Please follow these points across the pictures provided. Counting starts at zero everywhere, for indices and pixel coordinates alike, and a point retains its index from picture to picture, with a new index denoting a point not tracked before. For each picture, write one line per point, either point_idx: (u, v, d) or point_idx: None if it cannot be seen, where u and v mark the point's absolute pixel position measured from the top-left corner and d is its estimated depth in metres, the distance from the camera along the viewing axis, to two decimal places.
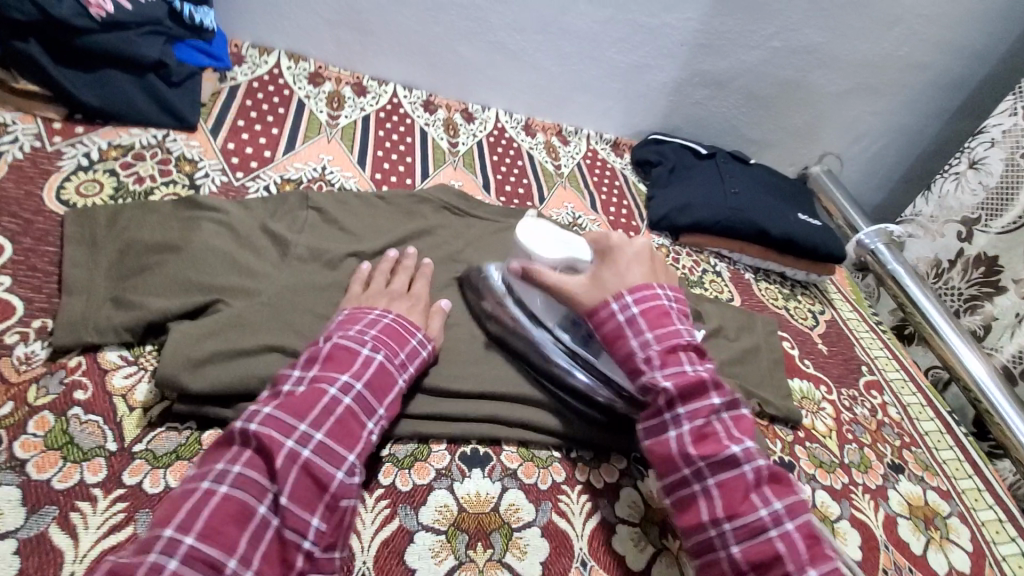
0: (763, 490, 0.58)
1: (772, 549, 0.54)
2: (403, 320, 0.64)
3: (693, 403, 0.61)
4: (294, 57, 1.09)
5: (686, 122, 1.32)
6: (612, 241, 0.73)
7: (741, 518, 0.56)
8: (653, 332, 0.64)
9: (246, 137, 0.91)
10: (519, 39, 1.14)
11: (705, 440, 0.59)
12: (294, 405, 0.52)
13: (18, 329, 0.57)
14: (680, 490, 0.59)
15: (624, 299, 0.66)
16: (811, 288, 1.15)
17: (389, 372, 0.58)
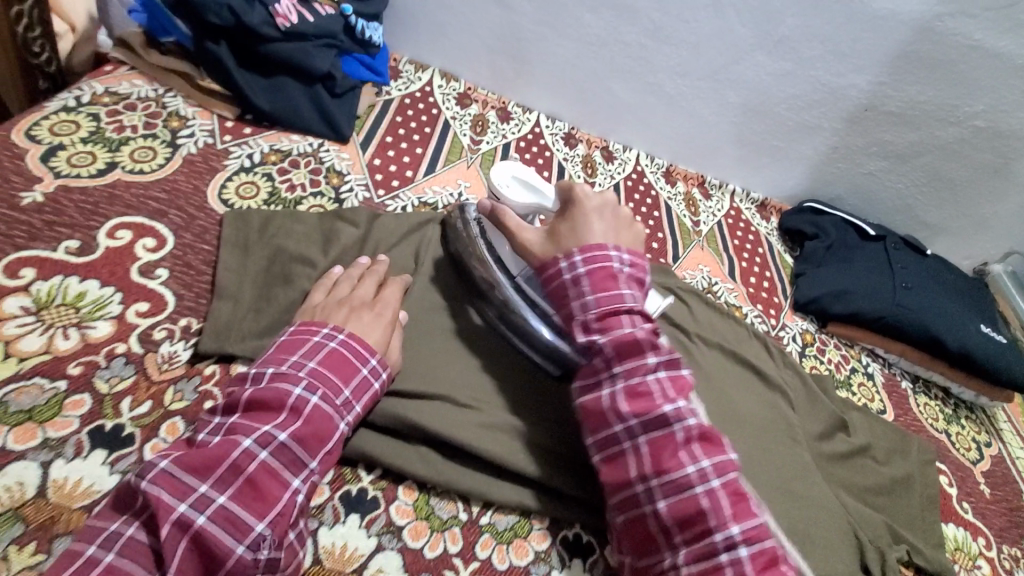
0: (692, 447, 0.54)
1: (696, 505, 0.52)
2: (354, 345, 0.56)
3: (628, 363, 0.57)
4: (446, 76, 1.10)
5: (849, 193, 1.18)
6: (575, 192, 0.67)
7: (672, 473, 0.53)
8: (594, 294, 0.60)
9: (392, 154, 0.91)
10: (680, 84, 1.06)
11: (637, 397, 0.55)
12: (197, 461, 0.45)
13: (166, 326, 0.58)
14: (610, 448, 0.56)
15: (573, 258, 0.61)
16: (977, 413, 0.97)
17: (325, 417, 0.50)
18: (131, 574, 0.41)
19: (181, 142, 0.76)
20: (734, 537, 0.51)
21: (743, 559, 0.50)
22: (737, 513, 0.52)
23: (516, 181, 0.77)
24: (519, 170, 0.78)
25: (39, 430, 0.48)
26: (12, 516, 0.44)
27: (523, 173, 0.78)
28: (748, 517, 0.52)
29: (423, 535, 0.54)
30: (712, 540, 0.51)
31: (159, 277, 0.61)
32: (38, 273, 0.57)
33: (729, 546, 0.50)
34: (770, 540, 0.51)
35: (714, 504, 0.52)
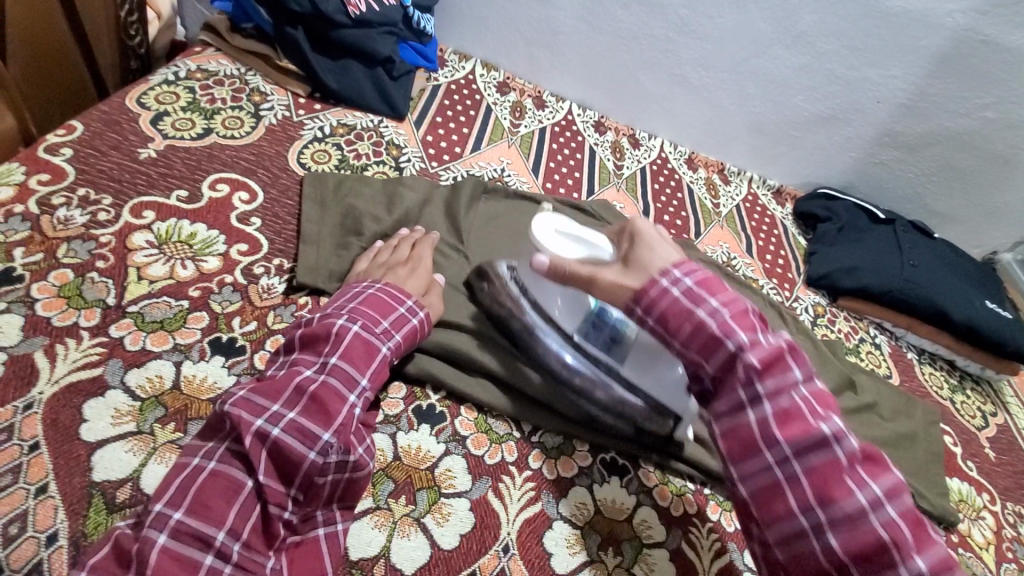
0: (818, 407, 0.52)
1: (838, 470, 0.49)
2: (389, 289, 0.62)
3: (756, 347, 0.54)
4: (486, 66, 1.19)
5: (861, 181, 1.25)
6: (638, 224, 0.66)
7: (809, 440, 0.50)
8: (713, 296, 0.57)
9: (442, 132, 1.01)
10: (704, 75, 1.15)
11: (767, 368, 0.52)
12: (268, 386, 0.51)
13: (263, 263, 0.67)
14: (734, 422, 0.53)
15: (673, 273, 0.59)
16: (983, 385, 1.03)
17: (370, 345, 0.56)
18: (233, 476, 0.47)
19: (263, 113, 0.86)
20: (879, 497, 0.48)
21: (892, 518, 0.47)
22: (871, 474, 0.50)
23: (564, 235, 0.68)
24: (562, 223, 0.69)
25: (170, 336, 0.58)
26: (155, 401, 0.53)
27: (568, 227, 0.69)
28: (883, 474, 0.50)
29: (483, 445, 0.62)
30: (856, 502, 0.48)
31: (254, 224, 0.71)
32: (158, 215, 0.67)
33: (877, 507, 0.47)
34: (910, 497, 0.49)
35: (850, 466, 0.49)
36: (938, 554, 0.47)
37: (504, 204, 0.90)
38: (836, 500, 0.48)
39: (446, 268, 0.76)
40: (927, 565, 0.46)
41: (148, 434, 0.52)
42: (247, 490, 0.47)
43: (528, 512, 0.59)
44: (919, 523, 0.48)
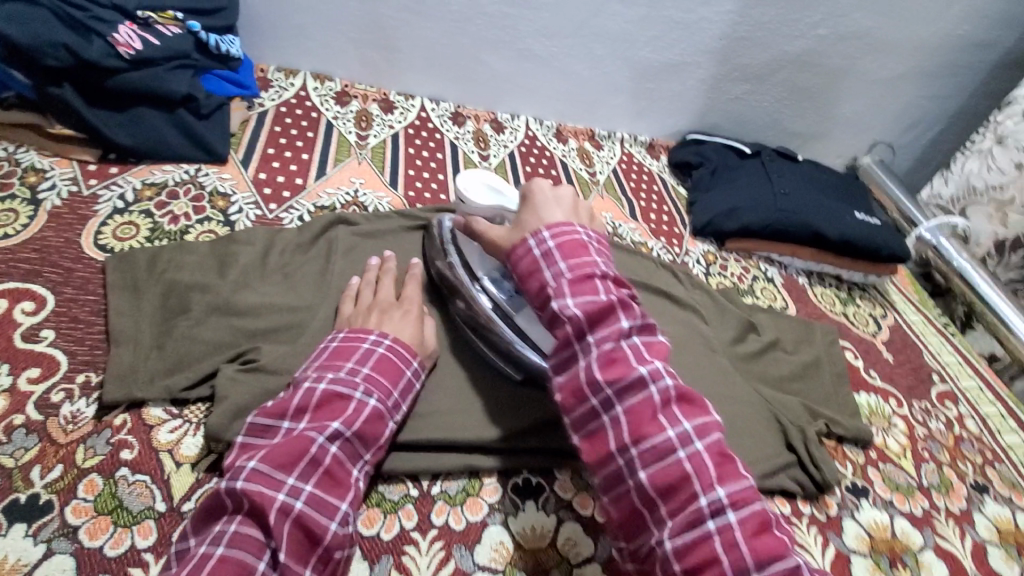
0: (673, 410, 0.47)
1: (652, 408, 0.47)
2: (398, 349, 0.60)
3: (584, 299, 0.50)
4: (319, 77, 1.09)
5: (724, 119, 1.26)
6: (536, 196, 0.61)
7: (629, 382, 0.47)
8: (566, 261, 0.52)
9: (277, 165, 0.89)
10: (548, 45, 1.10)
11: (613, 364, 0.48)
12: (280, 455, 0.49)
13: (63, 386, 0.56)
14: (589, 423, 0.49)
15: (541, 234, 0.55)
16: (870, 290, 1.07)
17: (381, 415, 0.55)
18: (246, 560, 0.44)
19: (42, 196, 0.72)
20: (687, 432, 0.46)
21: (699, 452, 0.46)
22: (685, 413, 0.48)
23: (488, 189, 0.78)
24: (490, 177, 0.79)
25: None
26: None
27: (494, 181, 0.79)
28: (697, 414, 0.48)
29: (376, 520, 0.55)
30: (666, 437, 0.46)
31: (45, 339, 0.58)
32: None
33: (685, 441, 0.46)
34: (759, 501, 0.45)
35: (696, 466, 0.45)
36: (742, 486, 0.45)
37: (370, 239, 0.81)
38: (632, 396, 0.47)
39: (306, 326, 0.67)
40: (728, 497, 0.44)
41: None
42: (261, 575, 0.44)
43: None
44: (725, 456, 0.47)
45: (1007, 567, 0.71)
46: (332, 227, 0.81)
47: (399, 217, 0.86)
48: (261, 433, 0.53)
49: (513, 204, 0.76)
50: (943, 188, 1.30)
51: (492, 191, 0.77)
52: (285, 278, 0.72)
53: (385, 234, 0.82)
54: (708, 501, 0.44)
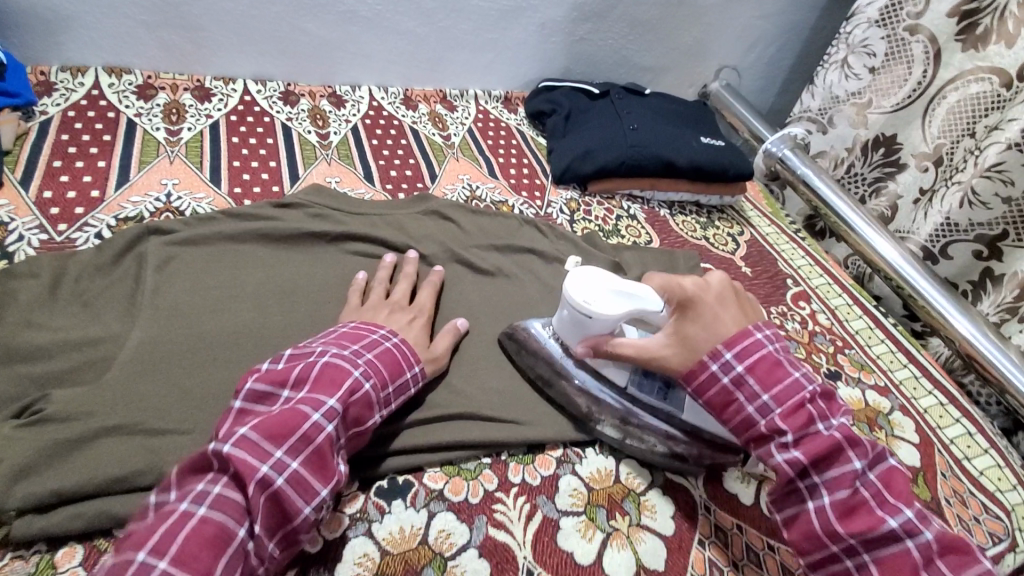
0: (936, 564, 0.50)
1: (911, 562, 0.50)
2: (404, 348, 0.62)
3: (804, 440, 0.55)
4: (114, 71, 0.95)
5: (575, 62, 1.24)
6: (686, 288, 0.63)
7: (875, 535, 0.51)
8: (769, 394, 0.57)
9: (66, 179, 0.77)
10: (372, 4, 1.01)
11: (852, 515, 0.52)
12: (272, 427, 0.49)
13: None
14: (830, 566, 0.53)
15: (720, 354, 0.59)
16: (727, 211, 1.12)
17: (370, 405, 0.56)
18: (222, 524, 0.44)
19: None
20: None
21: None
22: (949, 564, 0.51)
23: (616, 293, 0.64)
24: (600, 279, 0.65)
25: None
26: None
27: (619, 282, 0.65)
28: (968, 566, 0.50)
29: None
30: None
31: None
32: None
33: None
34: None
35: None
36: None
37: (190, 249, 0.72)
38: (876, 539, 0.51)
39: (115, 357, 0.59)
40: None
41: None
42: (237, 540, 0.45)
43: None
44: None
45: None
46: (139, 240, 0.71)
47: (223, 215, 0.77)
48: (262, 400, 0.53)
49: (655, 305, 0.63)
50: (811, 102, 1.33)
51: (623, 294, 0.64)
52: (86, 306, 0.63)
53: (206, 239, 0.73)
54: None
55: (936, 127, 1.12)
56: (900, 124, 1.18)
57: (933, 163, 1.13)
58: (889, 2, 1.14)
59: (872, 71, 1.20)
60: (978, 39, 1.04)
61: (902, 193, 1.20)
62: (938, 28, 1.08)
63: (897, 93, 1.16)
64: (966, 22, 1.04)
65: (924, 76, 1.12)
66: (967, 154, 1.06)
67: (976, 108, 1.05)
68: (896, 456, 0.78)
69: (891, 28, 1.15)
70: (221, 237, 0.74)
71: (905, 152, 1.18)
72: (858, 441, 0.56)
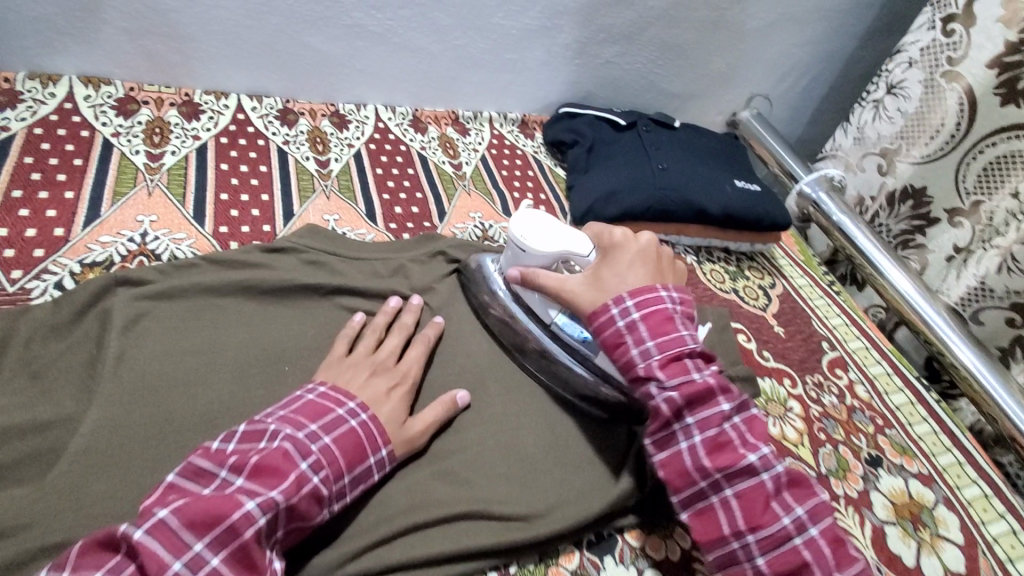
0: (783, 496, 0.53)
1: (764, 495, 0.53)
2: (372, 431, 0.54)
3: (680, 383, 0.56)
4: (91, 81, 0.86)
5: (599, 86, 1.15)
6: (614, 240, 0.67)
7: (736, 468, 0.53)
8: (654, 341, 0.58)
9: (26, 212, 0.68)
10: (381, 19, 0.92)
11: (720, 451, 0.54)
12: (197, 512, 0.41)
13: None
14: (696, 501, 0.54)
15: (622, 302, 0.60)
16: (758, 259, 1.04)
17: (320, 498, 0.48)
18: None
19: None
20: (802, 518, 0.52)
21: (815, 538, 0.52)
22: (794, 497, 0.54)
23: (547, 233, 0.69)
24: (545, 222, 0.70)
25: None
26: None
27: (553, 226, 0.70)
28: (809, 498, 0.54)
29: None
30: (782, 525, 0.52)
31: None
32: None
33: (800, 528, 0.52)
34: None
35: (806, 542, 0.51)
36: (857, 568, 0.52)
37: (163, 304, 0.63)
38: (739, 475, 0.53)
39: (66, 448, 0.50)
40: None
41: None
42: None
43: None
44: (839, 541, 0.53)
45: (904, 546, 0.70)
46: (104, 294, 0.62)
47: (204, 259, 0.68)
48: (195, 477, 0.46)
49: (582, 250, 0.68)
50: (842, 141, 1.26)
51: (557, 235, 0.69)
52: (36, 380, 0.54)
53: (183, 292, 0.64)
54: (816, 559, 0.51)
55: (970, 182, 1.04)
56: (930, 177, 1.09)
57: (968, 219, 1.05)
58: (932, 42, 1.06)
59: (905, 117, 1.12)
60: (1018, 93, 0.95)
61: (933, 249, 1.11)
62: (977, 79, 1.01)
63: (927, 143, 1.09)
64: (1007, 74, 0.96)
65: (957, 129, 1.04)
66: (1009, 218, 0.98)
67: (1015, 168, 0.96)
68: (943, 562, 0.70)
69: (932, 73, 1.07)
70: (198, 289, 0.65)
71: (938, 207, 1.09)
72: (729, 388, 0.57)
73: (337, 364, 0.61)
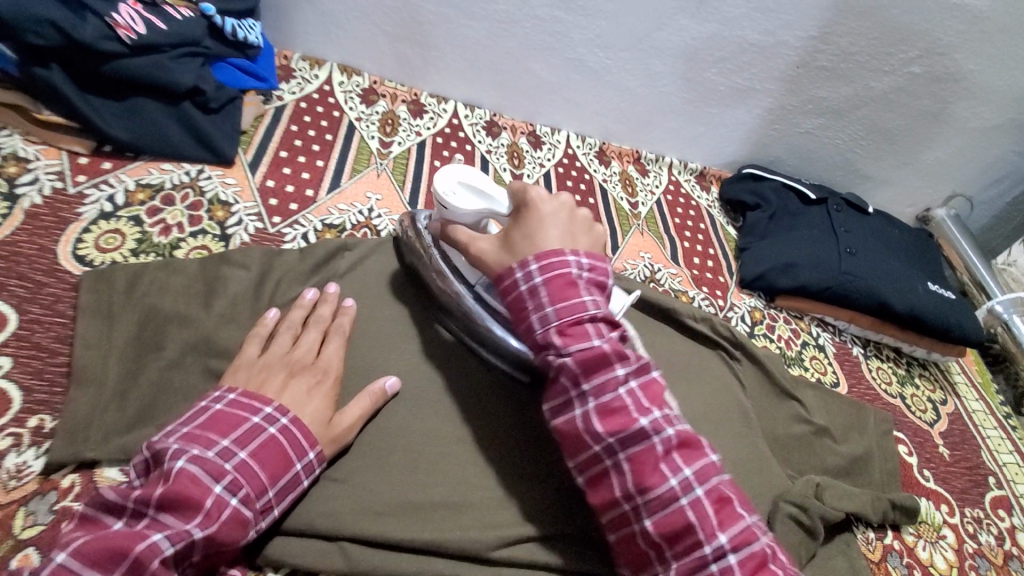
0: (672, 457, 0.48)
1: (654, 457, 0.48)
2: (291, 441, 0.50)
3: (578, 350, 0.50)
4: (346, 70, 0.99)
5: (789, 154, 1.13)
6: (531, 197, 0.59)
7: (629, 434, 0.48)
8: (554, 306, 0.52)
9: (288, 171, 0.80)
10: (602, 57, 0.98)
11: (612, 415, 0.49)
12: (99, 555, 0.39)
13: (12, 430, 0.49)
14: (591, 469, 0.50)
15: (528, 266, 0.54)
16: (931, 369, 0.96)
17: (243, 521, 0.45)
18: None
19: (21, 191, 0.64)
20: (688, 479, 0.48)
21: (700, 498, 0.47)
22: (685, 459, 0.50)
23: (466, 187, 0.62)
24: (469, 173, 0.63)
25: None
26: None
27: (474, 178, 0.62)
28: (697, 458, 0.49)
29: None
30: (668, 487, 0.47)
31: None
32: None
33: (685, 488, 0.48)
34: (759, 541, 0.47)
35: (690, 497, 0.47)
36: (741, 528, 0.47)
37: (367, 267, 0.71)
38: (633, 442, 0.48)
39: None
40: (728, 541, 0.46)
41: None
42: None
43: None
44: (724, 500, 0.49)
45: None
46: (335, 254, 0.71)
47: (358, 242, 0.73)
48: (103, 508, 0.43)
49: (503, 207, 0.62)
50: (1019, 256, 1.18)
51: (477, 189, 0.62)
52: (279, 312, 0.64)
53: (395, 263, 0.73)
54: (700, 520, 0.47)
55: None
56: None
57: None
58: None
59: None
60: None
61: None
62: None
63: None
64: None
65: None
66: None
67: None
68: None
69: None
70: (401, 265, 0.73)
71: None
72: (627, 352, 0.52)
73: (246, 367, 0.55)
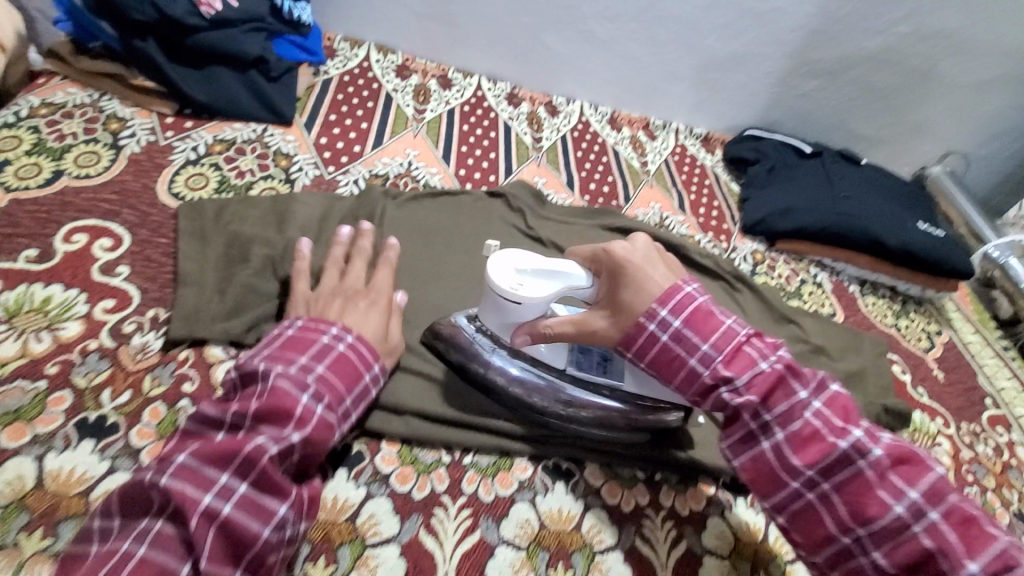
0: (836, 424, 0.48)
1: (817, 431, 0.48)
2: (361, 356, 0.56)
3: (720, 346, 0.52)
4: (382, 49, 1.10)
5: (788, 117, 1.22)
6: (615, 254, 0.57)
7: (783, 411, 0.49)
8: (687, 317, 0.53)
9: (337, 131, 0.92)
10: (612, 29, 1.09)
11: (768, 398, 0.50)
12: (213, 452, 0.45)
13: (135, 318, 0.61)
14: (749, 451, 0.51)
15: (654, 309, 0.54)
16: (926, 306, 1.03)
17: (328, 425, 0.51)
18: (167, 564, 0.41)
19: (123, 142, 0.76)
20: (862, 441, 0.47)
21: (882, 458, 0.46)
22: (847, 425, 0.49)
23: (526, 272, 0.58)
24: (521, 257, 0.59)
25: (28, 428, 0.51)
26: (18, 506, 0.48)
27: (525, 259, 0.58)
28: (861, 421, 0.49)
29: (409, 479, 0.59)
30: (842, 453, 0.47)
31: (121, 274, 0.63)
32: (4, 283, 0.60)
33: (863, 451, 0.47)
34: (955, 492, 0.45)
35: (873, 462, 0.46)
36: (933, 481, 0.46)
37: (409, 210, 0.82)
38: (793, 419, 0.49)
39: None
40: (922, 495, 0.45)
41: (12, 547, 0.46)
42: None
43: (466, 544, 0.56)
44: (904, 457, 0.47)
45: None
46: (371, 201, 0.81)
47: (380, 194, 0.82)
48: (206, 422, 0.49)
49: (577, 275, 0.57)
50: None
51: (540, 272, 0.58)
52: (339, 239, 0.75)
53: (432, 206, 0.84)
54: (887, 482, 0.46)
55: None
56: None
57: None
58: None
59: None
60: None
61: None
62: None
63: None
64: None
65: None
66: None
67: None
68: None
69: None
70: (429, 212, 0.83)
71: None
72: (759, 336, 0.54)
73: (306, 299, 0.61)
